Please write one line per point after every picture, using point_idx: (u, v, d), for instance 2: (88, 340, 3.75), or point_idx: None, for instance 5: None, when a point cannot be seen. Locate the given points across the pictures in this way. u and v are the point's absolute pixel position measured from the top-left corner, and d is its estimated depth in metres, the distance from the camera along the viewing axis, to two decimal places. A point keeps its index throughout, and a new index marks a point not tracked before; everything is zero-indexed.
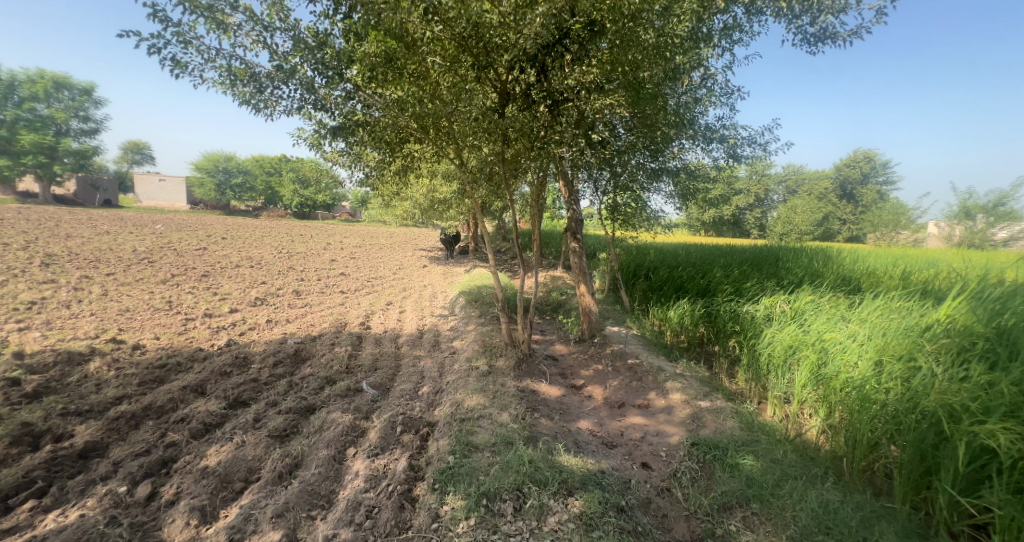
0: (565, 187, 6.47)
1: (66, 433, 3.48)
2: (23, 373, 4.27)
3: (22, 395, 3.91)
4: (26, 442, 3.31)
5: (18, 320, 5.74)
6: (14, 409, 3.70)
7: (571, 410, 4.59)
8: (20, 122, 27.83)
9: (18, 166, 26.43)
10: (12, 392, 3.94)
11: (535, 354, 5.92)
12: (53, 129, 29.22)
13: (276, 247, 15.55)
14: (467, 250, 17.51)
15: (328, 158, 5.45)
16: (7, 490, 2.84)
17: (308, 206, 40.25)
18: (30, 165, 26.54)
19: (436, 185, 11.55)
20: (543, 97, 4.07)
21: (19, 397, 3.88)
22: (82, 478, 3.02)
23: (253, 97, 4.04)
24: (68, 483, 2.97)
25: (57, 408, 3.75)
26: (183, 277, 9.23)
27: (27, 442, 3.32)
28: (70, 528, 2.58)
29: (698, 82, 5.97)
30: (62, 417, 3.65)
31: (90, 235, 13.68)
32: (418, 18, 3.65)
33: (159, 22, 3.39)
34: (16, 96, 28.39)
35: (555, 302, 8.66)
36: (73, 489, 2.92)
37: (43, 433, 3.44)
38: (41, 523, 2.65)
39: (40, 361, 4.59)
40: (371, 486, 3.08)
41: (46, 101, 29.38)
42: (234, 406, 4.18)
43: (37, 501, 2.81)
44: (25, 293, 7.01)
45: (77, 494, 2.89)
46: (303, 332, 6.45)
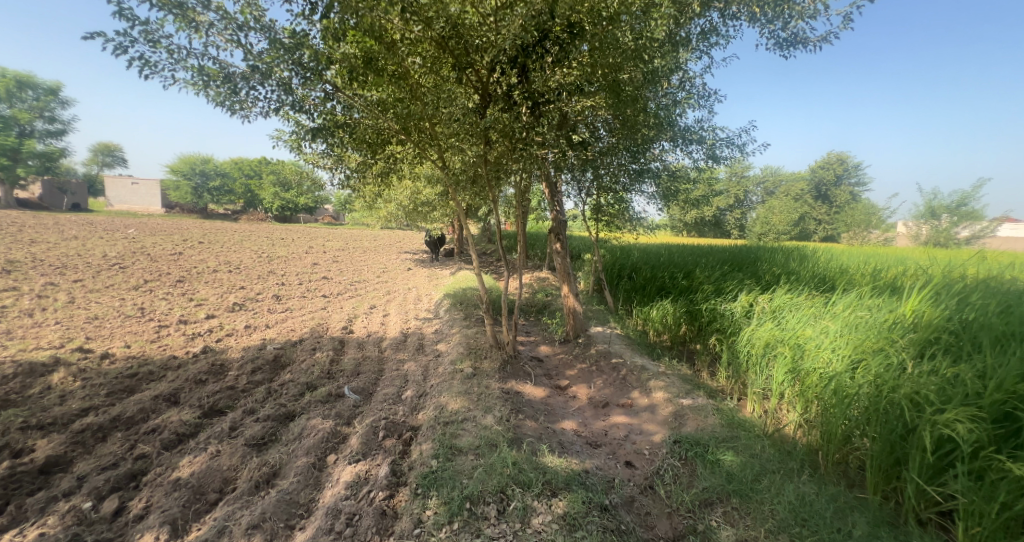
0: (548, 189, 6.48)
1: (27, 448, 3.31)
2: None
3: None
4: None
5: None
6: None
7: (555, 411, 4.58)
8: None
9: None
10: None
11: (520, 355, 5.91)
12: (16, 130, 27.98)
13: (255, 252, 15.20)
14: (452, 252, 17.41)
15: (308, 160, 5.35)
16: None
17: (289, 208, 39.43)
18: None
19: (419, 187, 11.46)
20: (525, 99, 4.07)
21: None
22: (43, 495, 2.87)
23: (229, 99, 3.93)
24: (28, 501, 2.83)
25: (17, 422, 3.57)
26: (156, 283, 8.93)
27: None
28: None
29: (677, 85, 6.06)
30: (23, 432, 3.48)
31: (58, 241, 13.15)
32: (399, 18, 3.63)
33: (125, 20, 3.27)
34: None
35: (540, 304, 8.68)
36: (33, 507, 2.79)
37: (2, 448, 3.27)
38: None
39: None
40: (352, 493, 3.01)
41: (8, 101, 28.11)
42: (209, 415, 4.05)
43: None
44: None
45: (38, 512, 2.75)
46: (282, 338, 6.30)
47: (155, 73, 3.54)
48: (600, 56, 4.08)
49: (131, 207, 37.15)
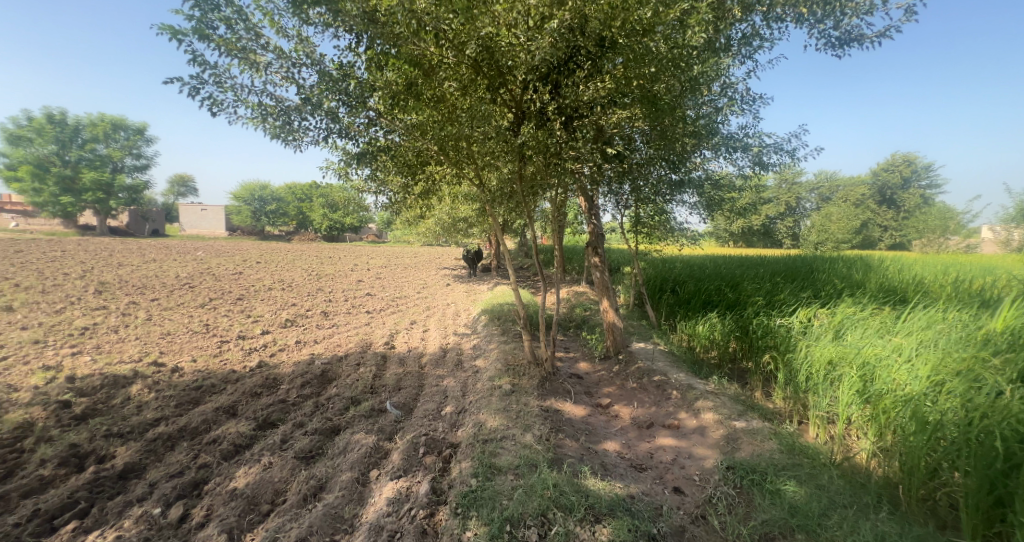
0: (585, 202, 6.40)
1: (109, 454, 3.60)
2: (73, 396, 4.49)
3: (72, 417, 4.10)
4: (73, 464, 3.43)
5: (71, 345, 6.08)
6: (64, 431, 3.87)
7: (597, 431, 4.41)
8: (84, 163, 30.18)
9: (80, 202, 28.94)
10: (64, 414, 4.12)
11: (559, 372, 5.79)
12: (111, 167, 31.42)
13: (306, 270, 16.09)
14: (490, 267, 17.58)
15: (354, 184, 5.65)
16: (54, 510, 2.94)
17: (337, 228, 41.56)
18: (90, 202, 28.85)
19: (457, 206, 11.73)
20: (557, 115, 4.08)
21: (69, 419, 4.06)
22: (120, 499, 3.09)
23: (283, 130, 4.22)
24: (108, 504, 3.04)
25: (101, 430, 3.90)
26: (219, 301, 9.62)
27: (73, 463, 3.44)
28: None
29: (718, 92, 5.85)
30: (106, 439, 3.79)
31: (140, 263, 14.56)
32: (433, 44, 3.77)
33: (198, 65, 3.63)
34: (81, 139, 30.71)
35: (579, 319, 8.52)
36: (112, 510, 2.99)
37: (88, 453, 3.58)
38: None
39: (89, 384, 4.81)
40: (394, 510, 3.03)
41: (104, 141, 31.57)
42: (262, 427, 4.23)
43: (79, 521, 2.88)
44: (79, 319, 7.43)
45: (116, 515, 2.96)
46: (329, 353, 6.54)
47: (222, 111, 3.87)
48: (634, 68, 4.02)
49: (200, 231, 40.49)
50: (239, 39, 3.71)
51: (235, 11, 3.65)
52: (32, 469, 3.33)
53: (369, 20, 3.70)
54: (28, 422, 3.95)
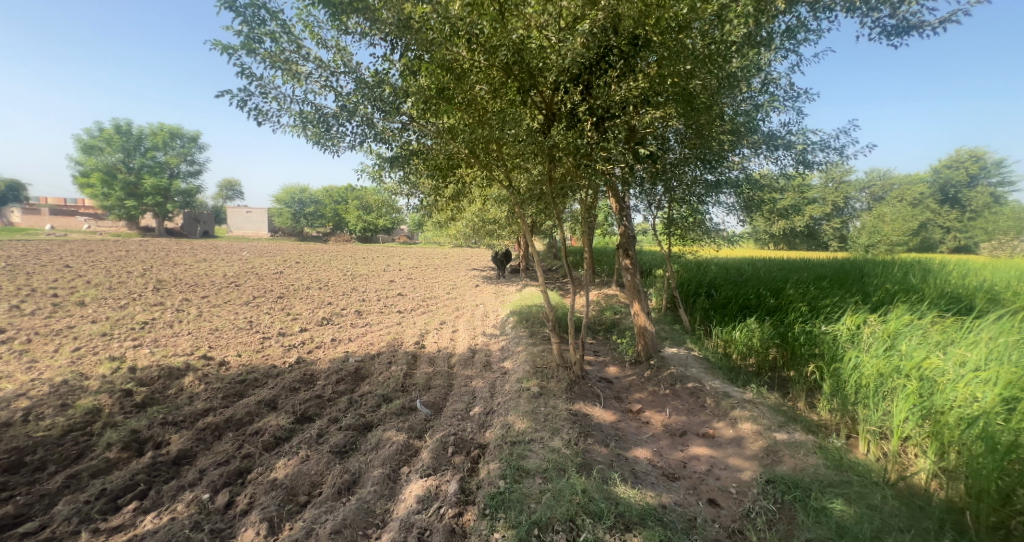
0: (616, 203, 6.29)
1: (164, 441, 3.84)
2: (134, 385, 4.83)
3: (133, 404, 4.40)
4: (133, 448, 3.69)
5: (132, 338, 6.55)
6: (126, 417, 4.16)
7: (627, 437, 4.32)
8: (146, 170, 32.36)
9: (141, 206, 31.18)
10: (126, 402, 4.44)
11: (588, 375, 5.71)
12: (168, 173, 33.61)
13: (342, 270, 16.65)
14: (519, 268, 17.59)
15: (388, 187, 5.80)
16: (117, 490, 3.17)
17: (371, 230, 42.75)
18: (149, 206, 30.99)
19: (487, 209, 11.83)
20: (588, 116, 4.04)
21: (131, 406, 4.37)
22: (174, 483, 3.29)
23: (322, 137, 4.39)
24: (163, 487, 3.25)
25: (158, 417, 4.17)
26: (262, 299, 10.09)
27: (133, 447, 3.70)
28: (163, 530, 2.83)
29: (759, 88, 5.59)
30: (162, 426, 4.04)
31: (193, 263, 15.51)
32: (465, 49, 3.83)
33: (246, 78, 3.84)
34: (143, 147, 32.94)
35: (609, 322, 8.38)
36: (166, 493, 3.19)
37: (146, 439, 3.83)
38: (140, 524, 2.91)
39: (147, 374, 5.17)
40: (423, 508, 3.07)
41: (163, 149, 33.77)
42: (300, 421, 4.39)
43: (139, 502, 3.09)
44: (140, 313, 8.00)
45: (170, 498, 3.14)
46: (363, 351, 6.73)
47: (267, 120, 4.08)
48: (669, 65, 3.92)
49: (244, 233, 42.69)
50: (283, 51, 3.89)
51: (279, 25, 3.83)
52: (99, 451, 3.60)
53: (402, 26, 3.77)
54: (95, 408, 4.27)
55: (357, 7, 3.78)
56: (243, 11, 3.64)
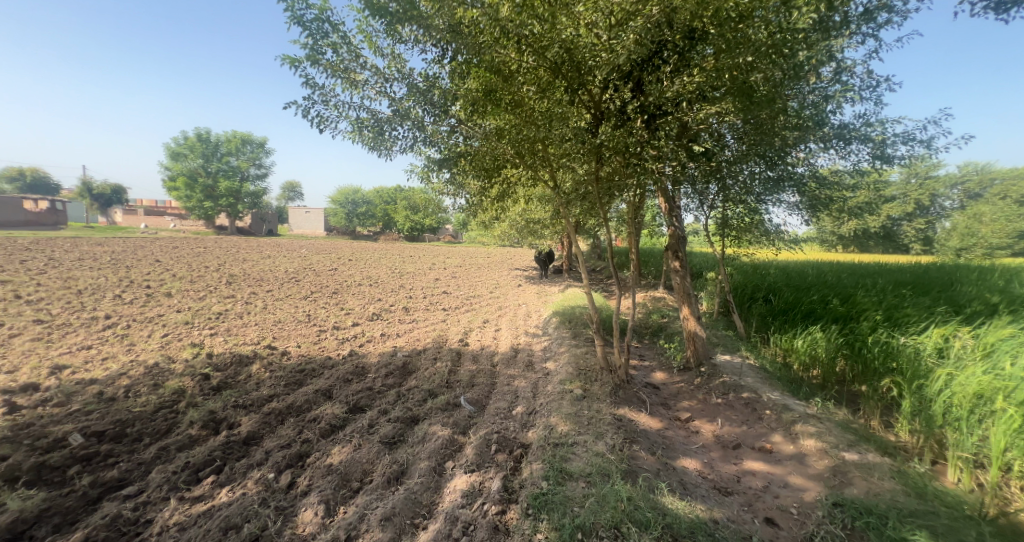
0: (665, 203, 6.07)
1: (236, 422, 4.20)
2: (210, 370, 5.31)
3: (210, 387, 4.84)
4: (211, 426, 4.06)
5: (209, 327, 7.20)
6: (205, 398, 4.59)
7: (675, 446, 4.18)
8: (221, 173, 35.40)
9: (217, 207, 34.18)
10: (205, 384, 4.90)
11: (633, 380, 5.58)
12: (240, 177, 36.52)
13: (391, 268, 17.33)
14: (562, 268, 17.43)
15: (435, 188, 5.98)
16: (197, 464, 3.50)
17: (418, 229, 44.13)
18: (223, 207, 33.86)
19: (531, 209, 11.85)
20: (638, 113, 3.94)
21: (209, 389, 4.81)
22: (245, 462, 3.58)
23: (376, 141, 4.59)
24: (236, 465, 3.54)
25: (231, 400, 4.56)
26: (319, 294, 10.73)
27: (211, 426, 4.07)
28: (235, 503, 3.09)
29: (830, 78, 5.12)
30: (234, 408, 4.42)
31: (259, 259, 16.78)
32: (514, 50, 3.85)
33: (310, 88, 4.12)
34: (220, 153, 35.94)
35: (655, 326, 8.13)
36: (238, 470, 3.48)
37: (221, 419, 4.20)
38: (217, 496, 3.20)
39: (221, 360, 5.66)
40: (468, 503, 3.15)
41: (236, 154, 36.69)
42: (353, 411, 4.63)
43: (215, 476, 3.40)
44: (215, 305, 8.78)
45: (241, 475, 3.43)
46: (410, 347, 6.98)
47: (327, 128, 4.35)
48: (728, 58, 3.72)
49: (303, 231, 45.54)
50: (343, 61, 4.12)
51: (341, 36, 4.05)
52: (183, 428, 3.99)
53: (454, 32, 3.87)
54: (179, 388, 4.74)
55: (412, 15, 3.92)
56: (309, 25, 3.90)
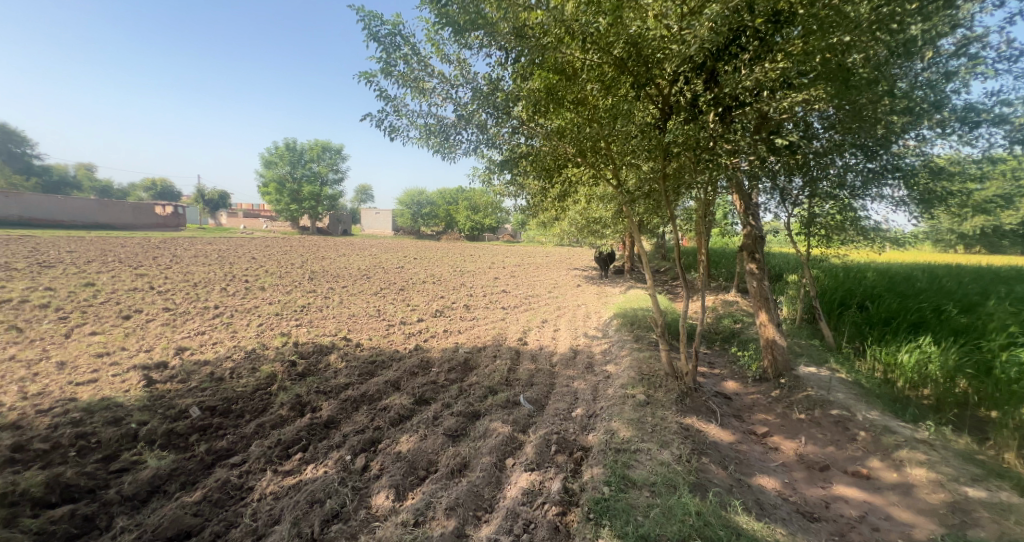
0: (740, 200, 5.69)
1: (317, 406, 4.59)
2: (295, 357, 5.85)
3: (296, 373, 5.34)
4: (297, 409, 4.48)
5: (294, 318, 7.93)
6: (292, 383, 5.06)
7: (750, 461, 3.90)
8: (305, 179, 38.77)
9: (301, 209, 37.55)
10: (291, 371, 5.41)
11: (702, 388, 5.28)
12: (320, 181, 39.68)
13: (453, 267, 17.92)
14: (624, 269, 16.93)
15: (496, 189, 6.09)
16: (287, 441, 3.88)
17: (478, 229, 45.12)
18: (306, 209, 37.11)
19: (591, 209, 11.64)
20: (712, 106, 3.73)
21: (295, 375, 5.31)
22: (326, 443, 3.90)
23: (442, 146, 4.78)
24: (318, 445, 3.88)
25: (313, 386, 4.99)
26: (387, 291, 11.37)
27: (297, 408, 4.49)
28: (319, 480, 3.38)
29: (953, 52, 4.33)
30: (316, 394, 4.83)
31: (335, 257, 18.17)
32: (578, 49, 3.80)
33: (383, 100, 4.39)
34: (304, 160, 39.31)
35: (727, 332, 7.63)
36: (321, 450, 3.80)
37: (306, 403, 4.62)
38: (304, 471, 3.53)
39: (304, 350, 6.21)
40: (528, 501, 3.19)
41: (317, 161, 39.92)
42: (419, 403, 4.86)
43: (302, 454, 3.75)
44: (299, 298, 9.64)
45: (322, 454, 3.74)
46: (471, 343, 7.18)
47: (398, 136, 4.60)
48: (818, 39, 3.37)
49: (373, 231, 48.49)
50: (412, 71, 4.34)
51: (411, 48, 4.27)
52: (275, 408, 4.45)
53: (518, 35, 3.93)
54: (271, 373, 5.29)
55: (478, 21, 4.02)
56: (383, 40, 4.15)
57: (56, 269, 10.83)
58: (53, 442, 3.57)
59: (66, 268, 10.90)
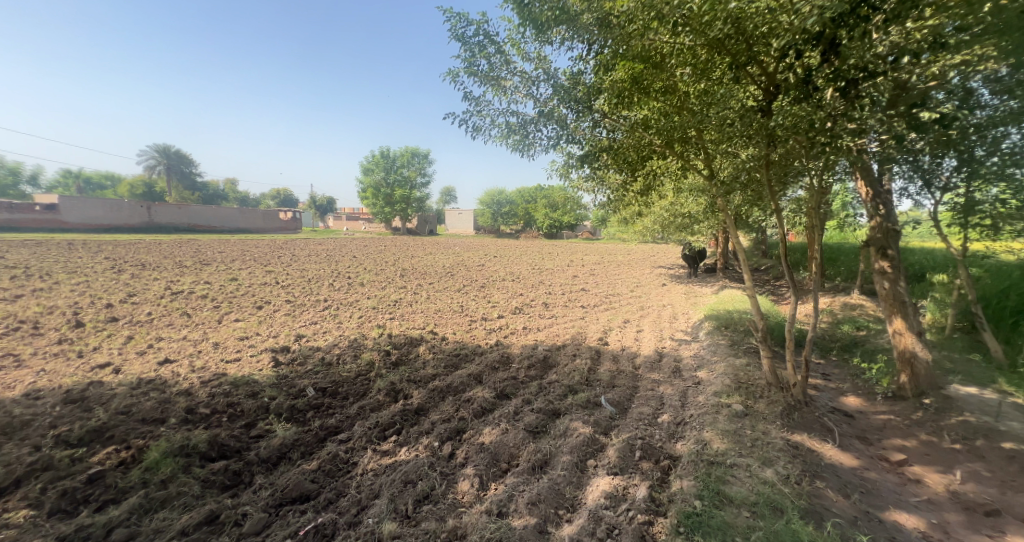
0: (866, 187, 4.93)
1: (408, 393, 4.91)
2: (390, 348, 6.32)
3: (390, 362, 5.78)
4: (391, 395, 4.83)
5: (388, 312, 8.60)
6: (387, 371, 5.48)
7: (879, 491, 3.35)
8: (397, 183, 41.83)
9: (393, 211, 40.60)
10: (386, 359, 5.86)
11: (814, 403, 4.67)
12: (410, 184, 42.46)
13: (532, 265, 18.02)
14: (715, 267, 15.62)
15: (574, 185, 6.00)
16: (383, 424, 4.19)
17: (557, 227, 44.76)
18: (397, 211, 40.09)
19: (679, 202, 10.92)
20: (830, 81, 3.20)
21: (389, 363, 5.74)
22: (417, 429, 4.15)
23: (521, 143, 4.81)
24: (410, 430, 4.14)
25: (405, 375, 5.34)
26: (470, 288, 11.82)
27: (391, 395, 4.84)
28: (411, 463, 3.58)
29: None
30: (408, 382, 5.17)
31: (422, 256, 19.32)
32: (668, 33, 3.56)
33: (466, 101, 4.54)
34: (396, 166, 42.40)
35: (845, 340, 6.65)
36: (412, 435, 4.05)
37: (399, 390, 4.97)
38: (398, 453, 3.78)
39: (397, 340, 6.70)
40: (612, 505, 3.07)
41: (407, 166, 42.85)
42: (500, 397, 4.95)
43: (397, 437, 4.03)
44: (392, 293, 10.44)
45: (414, 439, 3.98)
46: (551, 341, 7.16)
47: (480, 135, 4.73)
48: None
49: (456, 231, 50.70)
50: (494, 69, 4.41)
51: (494, 47, 4.34)
52: (373, 393, 4.85)
53: (603, 24, 3.77)
54: (370, 360, 5.78)
55: (560, 15, 3.99)
56: (469, 41, 4.29)
57: (209, 266, 13.04)
58: (212, 408, 4.28)
59: (215, 266, 13.07)
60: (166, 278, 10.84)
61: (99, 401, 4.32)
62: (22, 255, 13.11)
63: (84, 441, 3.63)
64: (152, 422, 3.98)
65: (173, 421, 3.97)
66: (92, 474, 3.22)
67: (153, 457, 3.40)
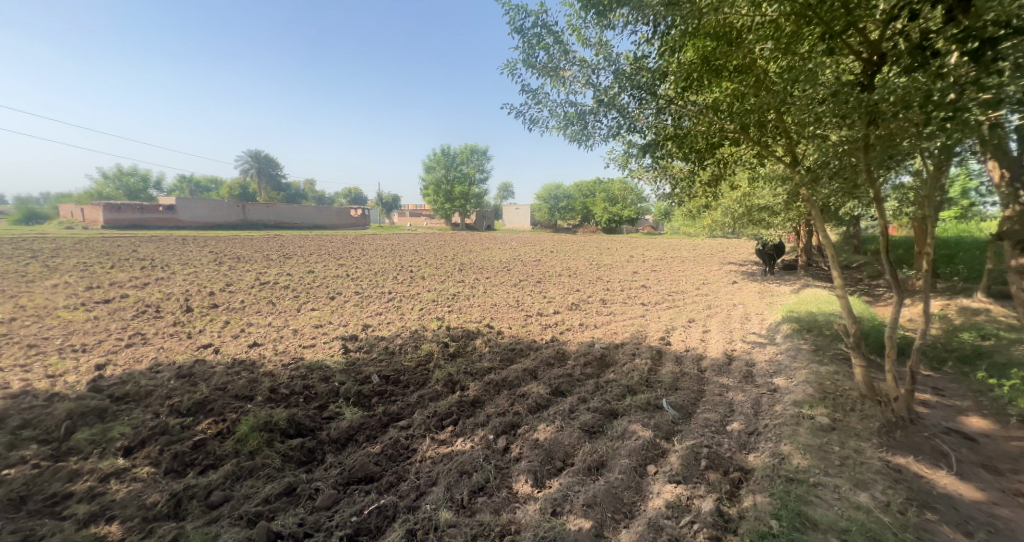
0: (997, 170, 4.14)
1: (464, 385, 4.95)
2: (448, 339, 6.44)
3: (448, 353, 5.88)
4: (448, 386, 4.89)
5: (448, 304, 8.82)
6: (445, 362, 5.58)
7: (1011, 529, 2.81)
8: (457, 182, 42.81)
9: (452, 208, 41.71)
10: (444, 351, 5.97)
11: (922, 421, 4.04)
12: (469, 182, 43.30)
13: (590, 260, 17.57)
14: (795, 265, 14.21)
15: (634, 176, 5.70)
16: (441, 414, 4.24)
17: (615, 221, 43.37)
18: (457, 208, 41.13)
19: (755, 194, 10.03)
20: (957, 42, 2.69)
21: (446, 355, 5.83)
22: (472, 421, 4.16)
23: (580, 134, 4.61)
24: (465, 421, 4.16)
25: (462, 367, 5.40)
26: (527, 283, 11.78)
27: (449, 385, 4.91)
28: (466, 454, 3.59)
29: None
30: (464, 374, 5.21)
31: (480, 250, 19.62)
32: (746, 5, 3.21)
33: (524, 94, 4.42)
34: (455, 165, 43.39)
35: (960, 351, 5.70)
36: (468, 426, 4.06)
37: (456, 381, 5.03)
38: (453, 443, 3.81)
39: (456, 332, 6.81)
40: (674, 515, 2.85)
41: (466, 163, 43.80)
42: (556, 394, 4.84)
43: (452, 427, 4.06)
44: (451, 287, 10.70)
45: (470, 430, 3.99)
46: (609, 339, 6.91)
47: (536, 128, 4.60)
48: None
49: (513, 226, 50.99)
50: (553, 60, 4.25)
51: (553, 37, 4.19)
52: (432, 383, 4.95)
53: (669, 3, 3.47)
54: (429, 351, 5.93)
55: None
56: (527, 33, 4.17)
57: (291, 258, 14.23)
58: (291, 389, 4.61)
59: (295, 259, 14.23)
60: (255, 269, 11.99)
61: (203, 377, 4.82)
62: (147, 248, 15.21)
63: (191, 411, 4.06)
64: (243, 398, 4.37)
65: (260, 399, 4.33)
66: (197, 440, 3.59)
67: (243, 430, 3.71)
